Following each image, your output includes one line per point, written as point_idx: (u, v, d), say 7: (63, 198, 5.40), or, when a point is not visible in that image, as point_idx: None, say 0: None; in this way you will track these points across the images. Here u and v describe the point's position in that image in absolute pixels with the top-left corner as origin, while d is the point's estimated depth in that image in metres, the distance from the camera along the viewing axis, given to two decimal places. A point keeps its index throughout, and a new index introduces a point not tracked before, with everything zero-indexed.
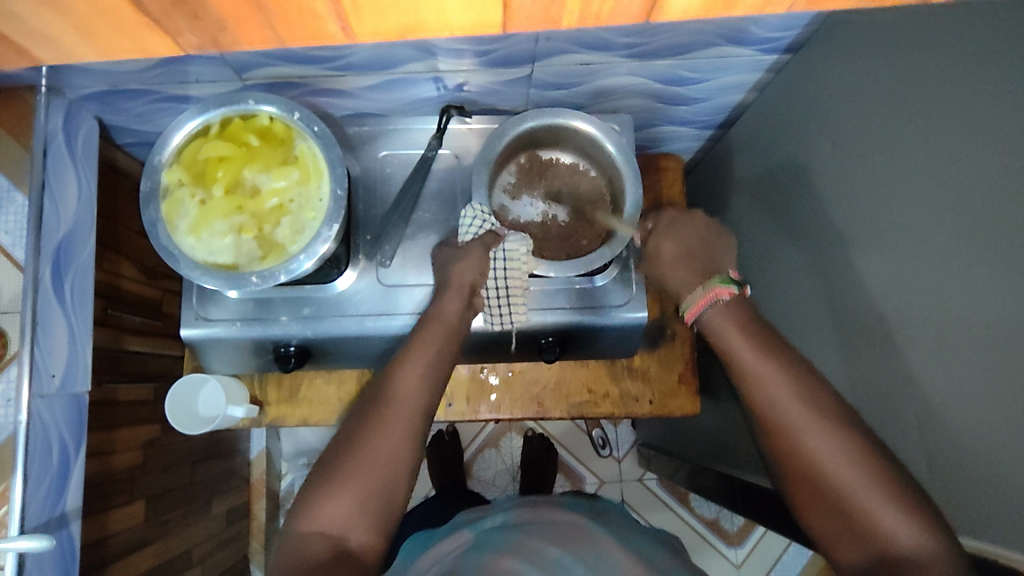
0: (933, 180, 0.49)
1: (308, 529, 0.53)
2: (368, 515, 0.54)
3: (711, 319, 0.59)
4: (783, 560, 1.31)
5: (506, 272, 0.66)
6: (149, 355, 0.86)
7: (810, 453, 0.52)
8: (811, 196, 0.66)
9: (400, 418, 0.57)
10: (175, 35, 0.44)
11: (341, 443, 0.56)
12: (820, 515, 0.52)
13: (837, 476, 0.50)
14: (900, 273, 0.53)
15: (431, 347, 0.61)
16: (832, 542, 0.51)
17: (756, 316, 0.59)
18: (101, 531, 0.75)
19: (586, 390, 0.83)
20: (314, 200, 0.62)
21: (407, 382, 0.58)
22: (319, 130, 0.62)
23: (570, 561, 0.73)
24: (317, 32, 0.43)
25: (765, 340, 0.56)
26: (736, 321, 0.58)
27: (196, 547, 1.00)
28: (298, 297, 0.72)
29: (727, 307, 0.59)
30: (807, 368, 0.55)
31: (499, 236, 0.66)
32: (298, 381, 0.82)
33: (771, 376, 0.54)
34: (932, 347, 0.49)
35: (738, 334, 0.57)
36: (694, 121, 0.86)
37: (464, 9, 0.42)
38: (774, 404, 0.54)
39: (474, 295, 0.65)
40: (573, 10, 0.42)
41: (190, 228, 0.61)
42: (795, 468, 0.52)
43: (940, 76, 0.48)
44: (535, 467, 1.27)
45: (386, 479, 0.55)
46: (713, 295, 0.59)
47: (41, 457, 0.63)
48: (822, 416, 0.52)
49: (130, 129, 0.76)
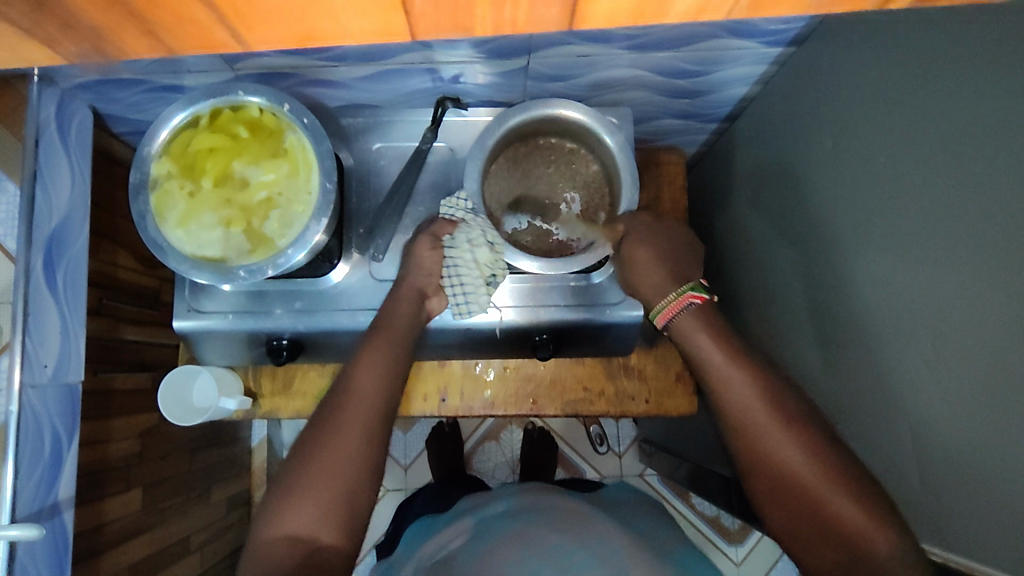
0: (934, 182, 0.47)
1: (273, 538, 0.53)
2: (332, 520, 0.53)
3: (681, 323, 0.62)
4: (783, 559, 1.30)
5: (457, 261, 0.66)
6: (147, 344, 0.87)
7: (778, 457, 0.54)
8: (813, 194, 0.64)
9: (356, 418, 0.57)
10: (54, 45, 0.36)
11: (302, 449, 0.56)
12: (788, 518, 0.54)
13: (799, 477, 0.53)
14: (900, 279, 0.51)
15: (387, 349, 0.61)
16: (798, 545, 0.54)
17: (723, 322, 0.63)
18: (97, 518, 0.76)
19: (580, 388, 0.82)
20: (303, 193, 0.61)
21: (364, 384, 0.59)
22: (309, 122, 0.61)
23: (572, 547, 0.71)
24: (208, 40, 0.36)
25: (738, 349, 0.59)
26: (707, 330, 0.61)
27: (193, 535, 1.00)
28: (291, 289, 0.72)
29: (698, 312, 0.62)
30: (774, 377, 0.58)
31: (454, 226, 0.67)
32: (293, 374, 0.82)
33: (744, 388, 0.57)
34: (927, 352, 0.48)
35: (713, 341, 0.60)
36: (696, 115, 0.84)
37: (356, 17, 0.34)
38: (745, 417, 0.56)
39: (423, 301, 0.66)
40: (483, 18, 0.35)
41: (178, 220, 0.60)
42: (767, 476, 0.54)
43: (942, 75, 0.46)
44: (534, 461, 1.27)
45: (349, 481, 0.55)
46: (685, 299, 0.63)
47: (33, 446, 0.63)
48: (799, 427, 0.55)
49: (125, 118, 0.75)
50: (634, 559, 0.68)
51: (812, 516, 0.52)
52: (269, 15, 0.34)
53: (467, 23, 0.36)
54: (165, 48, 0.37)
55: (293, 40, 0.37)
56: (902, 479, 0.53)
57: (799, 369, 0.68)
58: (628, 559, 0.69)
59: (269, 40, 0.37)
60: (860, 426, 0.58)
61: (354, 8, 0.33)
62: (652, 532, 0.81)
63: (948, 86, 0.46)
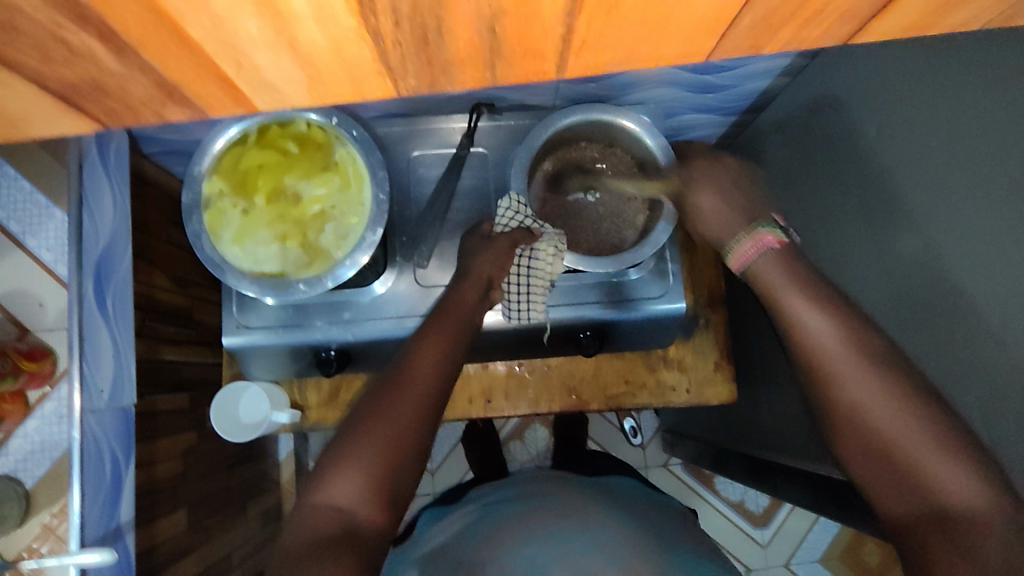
0: (956, 167, 0.49)
1: (315, 505, 0.51)
2: (375, 492, 0.51)
3: (753, 264, 0.51)
4: (809, 538, 1.33)
5: (530, 273, 0.67)
6: (185, 363, 0.87)
7: (855, 399, 0.45)
8: (839, 182, 0.66)
9: (413, 396, 0.55)
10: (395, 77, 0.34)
11: (355, 423, 0.54)
12: (868, 464, 0.45)
13: (879, 426, 0.44)
14: (928, 259, 0.53)
15: (449, 336, 0.60)
16: (874, 492, 0.45)
17: (805, 261, 0.51)
18: (149, 539, 0.76)
19: (622, 382, 0.83)
20: (355, 205, 0.62)
21: (423, 363, 0.57)
22: (358, 134, 0.62)
23: (570, 534, 0.71)
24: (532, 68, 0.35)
25: (816, 286, 0.49)
26: (789, 270, 0.50)
27: (235, 551, 1.01)
28: (337, 301, 0.73)
29: (776, 255, 0.51)
30: (859, 313, 0.48)
31: (533, 235, 0.66)
32: (337, 385, 0.82)
33: (819, 322, 0.48)
34: (955, 328, 0.51)
35: (786, 278, 0.50)
36: (720, 108, 0.85)
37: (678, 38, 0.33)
38: (820, 352, 0.47)
39: (489, 289, 0.65)
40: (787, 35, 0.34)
41: (234, 238, 0.61)
42: (837, 416, 0.46)
43: (956, 66, 0.49)
44: (568, 433, 1.24)
45: (397, 455, 0.53)
46: (758, 243, 0.51)
47: (95, 472, 0.63)
48: (882, 365, 0.45)
49: (157, 139, 0.76)
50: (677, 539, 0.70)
51: (891, 466, 0.43)
52: (615, 28, 0.31)
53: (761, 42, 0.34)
54: (482, 44, 0.31)
55: (599, 65, 0.35)
56: None
57: None
58: (628, 542, 0.70)
59: (578, 68, 0.35)
60: None
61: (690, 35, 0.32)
62: (652, 518, 0.80)
63: (964, 77, 0.48)
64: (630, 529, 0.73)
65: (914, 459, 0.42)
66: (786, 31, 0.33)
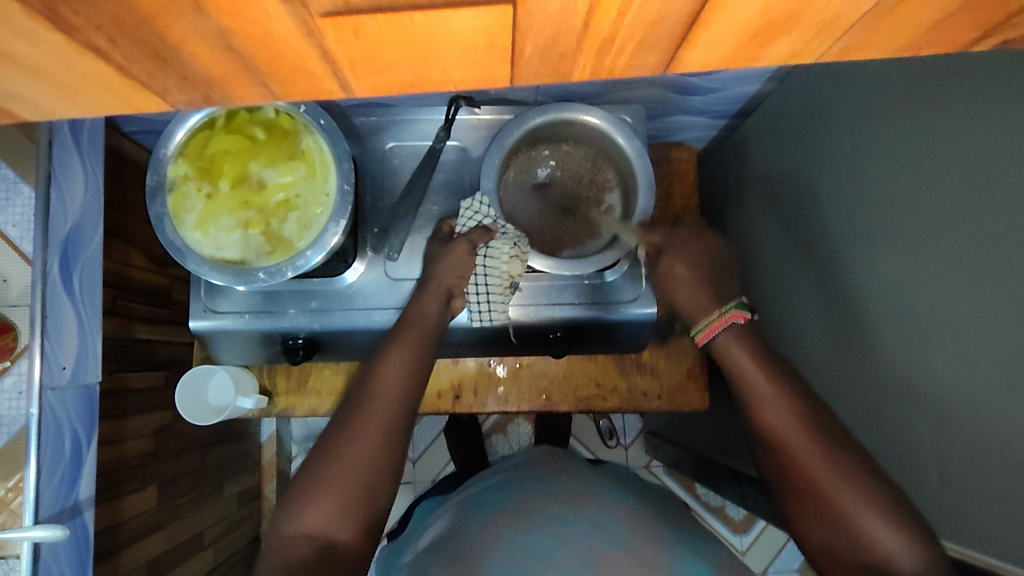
0: (944, 183, 0.49)
1: (292, 535, 0.50)
2: (353, 515, 0.51)
3: (725, 340, 0.60)
4: (788, 549, 1.33)
5: (487, 273, 0.65)
6: (159, 343, 0.87)
7: (799, 461, 0.52)
8: (828, 193, 0.66)
9: (379, 418, 0.55)
10: None
11: (325, 444, 0.55)
12: (808, 518, 0.51)
13: (814, 483, 0.51)
14: (915, 278, 0.53)
15: (412, 349, 0.60)
16: (817, 544, 0.50)
17: (764, 342, 0.60)
18: (113, 517, 0.76)
19: (593, 384, 0.83)
20: (320, 195, 0.61)
21: (388, 381, 0.57)
22: (326, 124, 0.61)
23: (574, 517, 0.69)
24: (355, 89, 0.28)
25: (765, 355, 0.58)
26: (746, 347, 0.59)
27: (208, 530, 1.01)
28: (306, 290, 0.72)
29: (740, 332, 0.60)
30: (800, 383, 0.57)
31: (490, 233, 0.66)
32: (308, 372, 0.82)
33: (765, 390, 0.56)
34: (945, 344, 0.50)
35: (745, 356, 0.59)
36: (708, 111, 0.84)
37: (463, 68, 0.26)
38: (765, 418, 0.55)
39: (450, 299, 0.66)
40: (584, 64, 0.26)
41: (196, 223, 0.60)
42: (783, 472, 0.53)
43: (953, 78, 0.48)
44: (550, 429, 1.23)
45: (368, 477, 0.52)
46: (730, 319, 0.60)
47: (53, 450, 0.64)
48: (810, 424, 0.53)
49: (135, 118, 0.76)
50: (637, 530, 0.68)
51: (825, 517, 0.50)
52: (384, 49, 0.24)
53: (564, 69, 0.27)
54: None
55: (401, 86, 0.27)
56: (923, 469, 0.54)
57: (818, 364, 0.69)
58: (634, 528, 0.68)
59: (370, 81, 0.26)
60: (878, 410, 0.59)
61: (473, 60, 0.25)
62: (640, 499, 0.80)
63: (957, 92, 0.47)
64: (632, 515, 0.72)
65: (847, 514, 0.49)
66: (596, 63, 0.26)
